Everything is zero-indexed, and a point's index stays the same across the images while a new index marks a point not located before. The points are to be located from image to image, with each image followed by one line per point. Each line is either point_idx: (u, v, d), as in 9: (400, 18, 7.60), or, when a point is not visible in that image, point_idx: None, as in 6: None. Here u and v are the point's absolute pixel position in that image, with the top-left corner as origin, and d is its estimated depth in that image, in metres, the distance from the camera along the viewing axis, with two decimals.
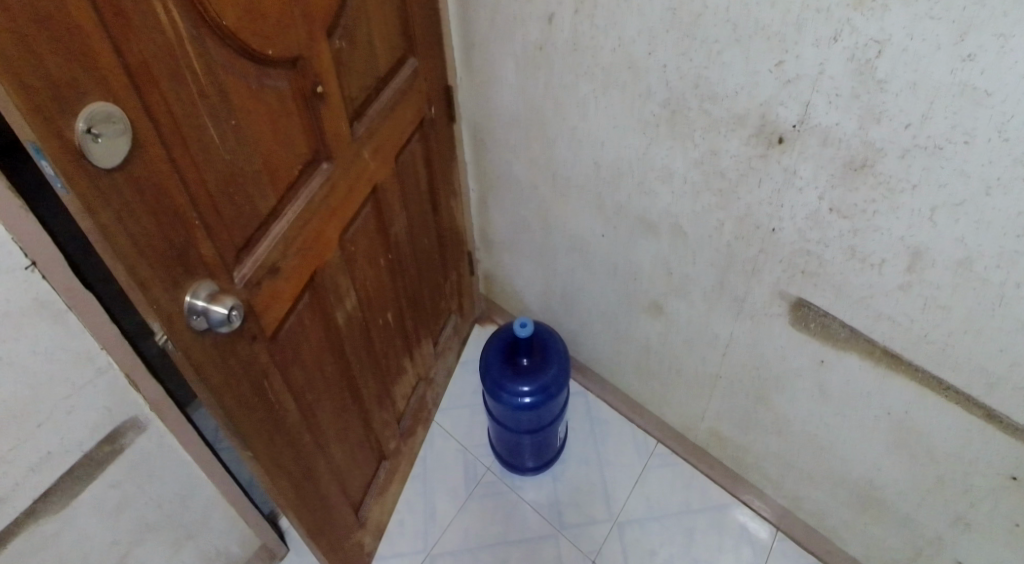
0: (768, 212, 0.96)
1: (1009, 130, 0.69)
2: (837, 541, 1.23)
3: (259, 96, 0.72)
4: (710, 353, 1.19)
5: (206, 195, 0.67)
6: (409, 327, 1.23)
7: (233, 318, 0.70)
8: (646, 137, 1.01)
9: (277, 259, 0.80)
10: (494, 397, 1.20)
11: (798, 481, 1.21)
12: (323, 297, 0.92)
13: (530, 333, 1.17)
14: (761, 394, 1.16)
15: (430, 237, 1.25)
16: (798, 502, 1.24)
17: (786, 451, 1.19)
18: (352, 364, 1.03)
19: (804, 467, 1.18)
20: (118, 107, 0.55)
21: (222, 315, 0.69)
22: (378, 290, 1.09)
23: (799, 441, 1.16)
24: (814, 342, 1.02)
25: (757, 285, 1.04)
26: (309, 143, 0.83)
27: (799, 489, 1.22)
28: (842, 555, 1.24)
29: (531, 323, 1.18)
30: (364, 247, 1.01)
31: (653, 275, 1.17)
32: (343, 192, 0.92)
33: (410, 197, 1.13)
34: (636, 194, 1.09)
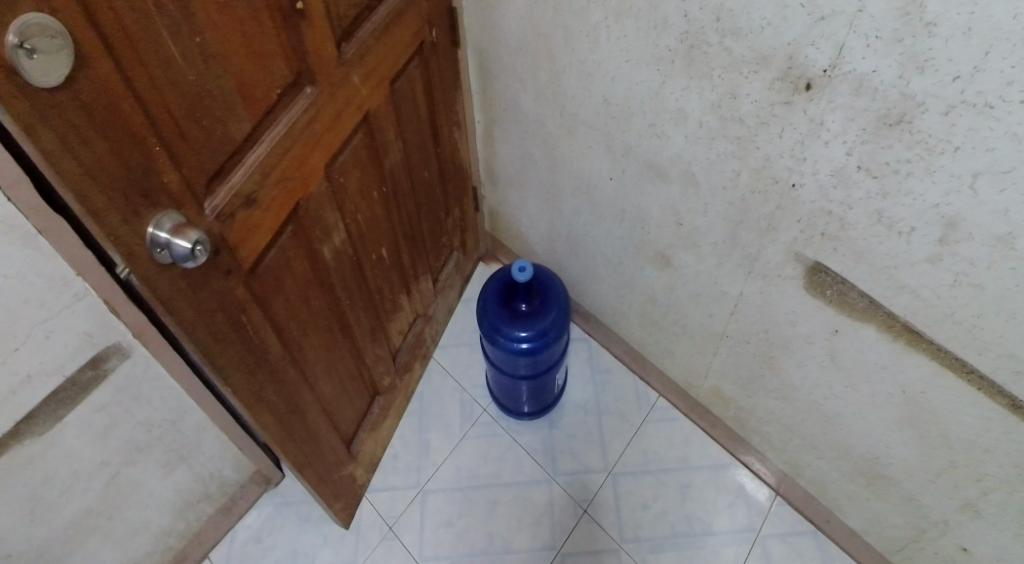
0: (788, 165, 0.87)
1: None
2: (835, 511, 1.18)
3: (228, 11, 0.66)
4: (717, 309, 1.12)
5: (167, 117, 0.63)
6: (406, 263, 1.20)
7: (198, 254, 0.67)
8: (660, 74, 0.92)
9: (253, 189, 0.76)
10: (492, 341, 1.17)
11: (800, 448, 1.16)
12: (308, 230, 0.89)
13: (530, 277, 1.13)
14: (768, 358, 1.10)
15: (432, 170, 1.19)
16: (798, 468, 1.20)
17: (790, 418, 1.14)
18: (341, 298, 1.01)
19: (807, 436, 1.13)
20: (57, 17, 0.50)
21: (186, 250, 0.66)
22: (371, 224, 1.05)
23: (804, 408, 1.10)
24: (829, 309, 0.95)
25: (771, 244, 0.96)
26: (289, 64, 0.77)
27: (801, 456, 1.17)
28: (840, 524, 1.19)
29: (532, 266, 1.13)
30: (355, 178, 0.97)
31: (662, 223, 1.10)
32: (329, 119, 0.87)
33: (409, 127, 1.07)
34: (648, 138, 1.01)
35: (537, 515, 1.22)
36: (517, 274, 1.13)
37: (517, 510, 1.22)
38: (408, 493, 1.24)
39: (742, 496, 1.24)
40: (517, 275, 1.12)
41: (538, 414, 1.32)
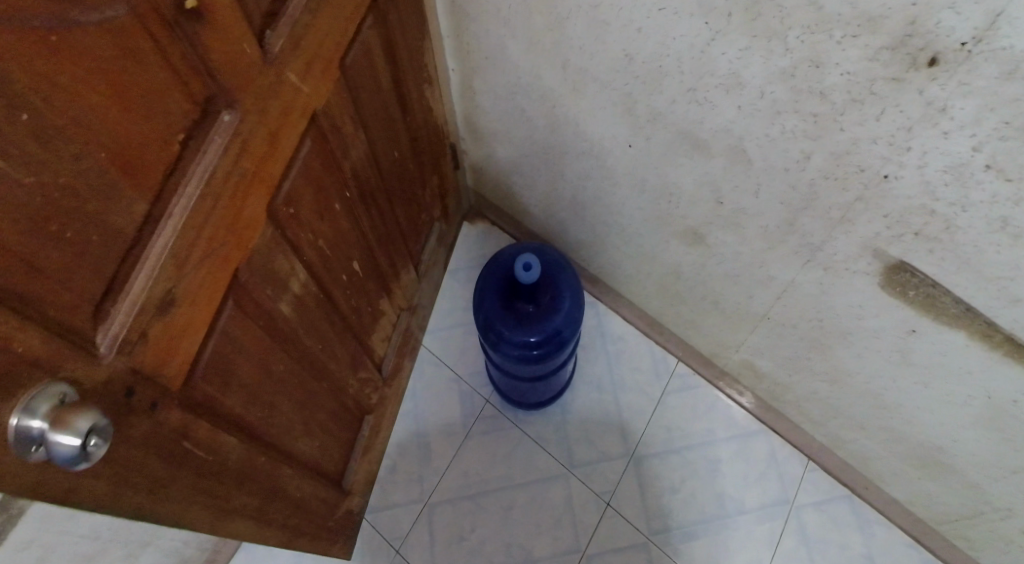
0: (882, 153, 0.62)
1: None
2: (877, 481, 1.04)
3: (66, 51, 0.40)
4: (759, 292, 0.91)
5: (5, 253, 0.39)
6: (380, 264, 0.99)
7: (94, 447, 0.44)
8: (709, 28, 0.67)
9: (170, 285, 0.53)
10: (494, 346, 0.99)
11: (843, 426, 0.99)
12: (256, 291, 0.67)
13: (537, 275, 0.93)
14: (816, 341, 0.89)
15: (399, 146, 0.95)
16: (844, 445, 1.03)
17: (834, 398, 0.95)
18: (309, 345, 0.80)
19: (854, 417, 0.95)
20: None
21: (73, 448, 0.42)
22: (334, 241, 0.82)
23: (853, 391, 0.91)
24: (907, 310, 0.73)
25: (841, 236, 0.73)
26: (189, 93, 0.52)
27: (845, 434, 1.00)
28: (881, 491, 1.05)
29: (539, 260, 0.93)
30: (306, 202, 0.74)
31: (696, 199, 0.87)
32: (263, 144, 0.62)
33: (364, 107, 0.82)
34: (685, 105, 0.77)
35: (555, 517, 1.10)
36: (521, 272, 0.92)
37: (533, 515, 1.10)
38: (413, 508, 1.12)
39: (774, 470, 1.11)
40: (522, 274, 0.92)
41: (546, 405, 1.17)
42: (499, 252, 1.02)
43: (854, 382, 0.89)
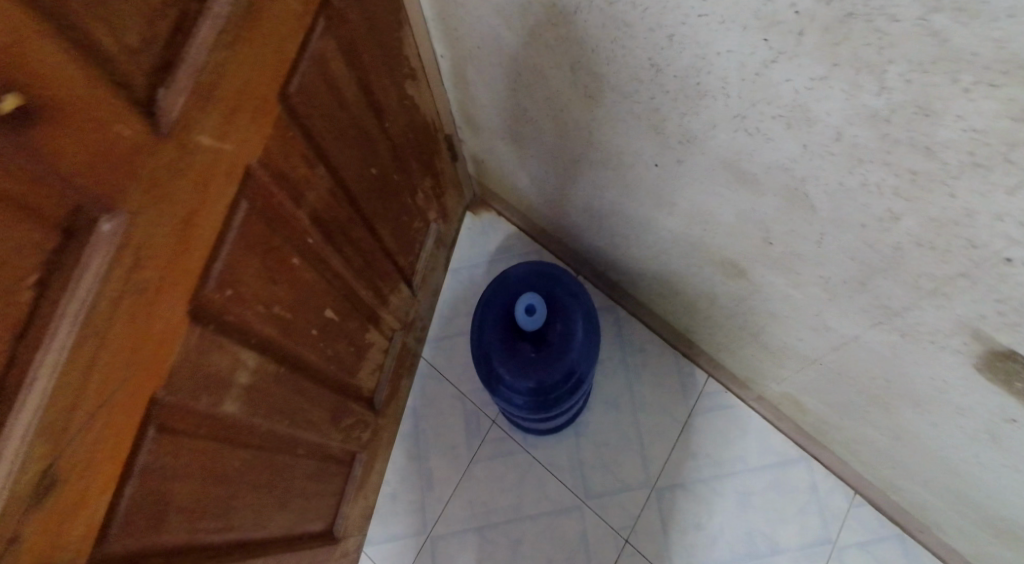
0: (1010, 233, 0.45)
1: None
2: (934, 528, 0.92)
3: None
4: (810, 337, 0.75)
5: None
6: (362, 297, 0.85)
7: None
8: (769, 47, 0.48)
9: (46, 462, 0.41)
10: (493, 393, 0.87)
11: (901, 476, 0.85)
12: (188, 404, 0.54)
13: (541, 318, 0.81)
14: (879, 398, 0.74)
15: (377, 161, 0.78)
16: (897, 489, 0.90)
17: (893, 450, 0.81)
18: (273, 425, 0.68)
19: (916, 473, 0.82)
20: None
21: None
22: (297, 299, 0.68)
23: (919, 452, 0.77)
24: (1009, 398, 0.58)
25: (929, 308, 0.57)
26: (32, 218, 0.38)
27: (902, 483, 0.87)
28: (937, 537, 0.93)
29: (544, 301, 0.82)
30: (250, 275, 0.59)
31: (739, 234, 0.70)
32: (171, 237, 0.47)
33: (323, 136, 0.65)
34: (730, 132, 0.58)
35: (570, 553, 1.01)
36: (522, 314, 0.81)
37: (544, 550, 1.01)
38: (415, 541, 1.03)
39: (814, 503, 0.99)
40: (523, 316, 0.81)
41: (560, 429, 1.06)
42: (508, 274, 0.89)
43: (922, 445, 0.75)
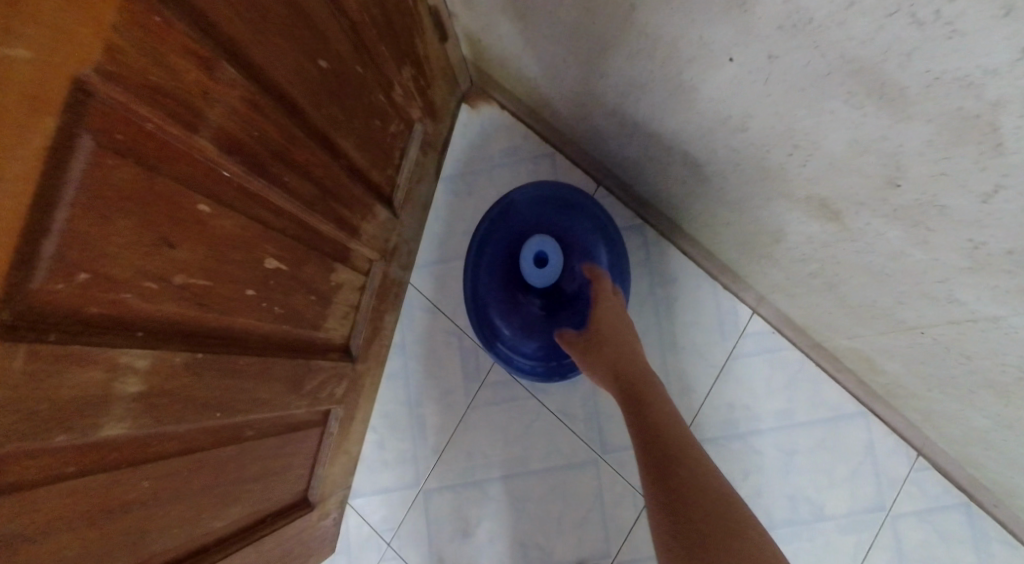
0: None
1: None
2: (1015, 504, 0.77)
3: None
4: (918, 303, 0.56)
5: None
6: (321, 232, 0.65)
7: None
8: None
9: None
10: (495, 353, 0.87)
11: (993, 457, 0.69)
12: (35, 450, 0.36)
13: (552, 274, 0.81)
14: (1002, 385, 0.57)
15: (321, 48, 0.55)
16: (980, 464, 0.75)
17: (996, 434, 0.65)
18: (204, 422, 0.51)
19: (1018, 460, 0.65)
20: None
21: None
22: (215, 257, 0.49)
23: None
24: None
25: None
26: None
27: (992, 463, 0.71)
28: (1016, 513, 0.79)
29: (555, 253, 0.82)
30: (120, 244, 0.39)
31: (846, 169, 0.48)
32: None
33: (221, 17, 0.42)
34: (873, 22, 0.35)
35: (583, 512, 0.89)
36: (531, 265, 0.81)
37: (553, 508, 0.89)
38: (406, 494, 0.91)
39: (870, 467, 0.85)
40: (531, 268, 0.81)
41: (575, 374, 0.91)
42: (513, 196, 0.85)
43: None
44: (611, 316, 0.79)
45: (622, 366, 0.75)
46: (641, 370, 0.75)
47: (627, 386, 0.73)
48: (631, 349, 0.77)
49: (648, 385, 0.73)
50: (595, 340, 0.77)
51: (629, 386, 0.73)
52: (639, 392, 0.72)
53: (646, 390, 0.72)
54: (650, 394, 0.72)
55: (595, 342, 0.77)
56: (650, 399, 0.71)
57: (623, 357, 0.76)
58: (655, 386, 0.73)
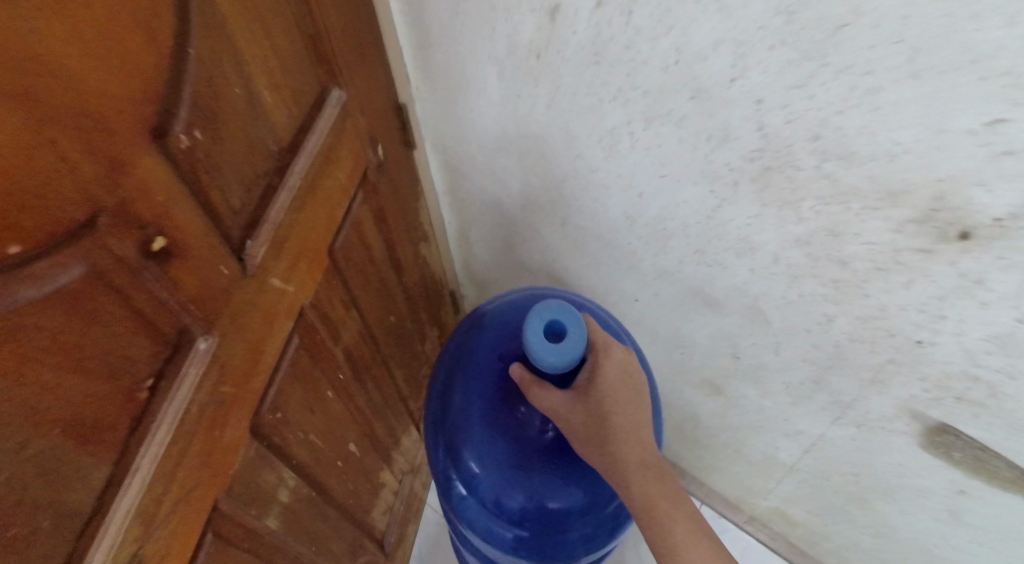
0: (915, 320, 0.59)
1: None
2: None
3: (11, 329, 0.36)
4: (786, 443, 0.85)
5: None
6: (381, 434, 0.93)
7: None
8: (715, 195, 0.65)
9: (137, 547, 0.47)
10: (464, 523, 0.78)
11: None
12: (242, 516, 0.60)
13: (570, 357, 0.65)
14: (856, 497, 0.84)
15: (396, 310, 0.92)
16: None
17: (879, 553, 0.89)
18: (303, 549, 0.73)
19: None
20: None
21: None
22: (331, 427, 0.77)
23: (902, 550, 0.85)
24: (955, 471, 0.68)
25: (874, 395, 0.69)
26: (158, 331, 0.47)
27: None
28: None
29: (577, 328, 0.66)
30: (295, 400, 0.68)
31: (713, 352, 0.83)
32: (246, 362, 0.57)
33: (357, 287, 0.79)
34: (694, 265, 0.74)
35: None
36: (542, 343, 0.65)
37: None
38: None
39: None
40: (543, 345, 0.65)
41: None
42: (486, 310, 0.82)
43: (902, 542, 0.83)
44: (601, 369, 0.66)
45: (631, 457, 0.63)
46: (657, 468, 0.63)
47: (642, 499, 0.61)
48: (633, 420, 0.64)
49: (648, 485, 0.62)
50: (585, 399, 0.65)
51: (653, 503, 0.61)
52: (642, 491, 0.61)
53: (673, 504, 0.61)
54: (661, 499, 0.61)
55: (588, 407, 0.64)
56: (661, 507, 0.61)
57: (626, 481, 0.62)
58: (680, 500, 0.62)
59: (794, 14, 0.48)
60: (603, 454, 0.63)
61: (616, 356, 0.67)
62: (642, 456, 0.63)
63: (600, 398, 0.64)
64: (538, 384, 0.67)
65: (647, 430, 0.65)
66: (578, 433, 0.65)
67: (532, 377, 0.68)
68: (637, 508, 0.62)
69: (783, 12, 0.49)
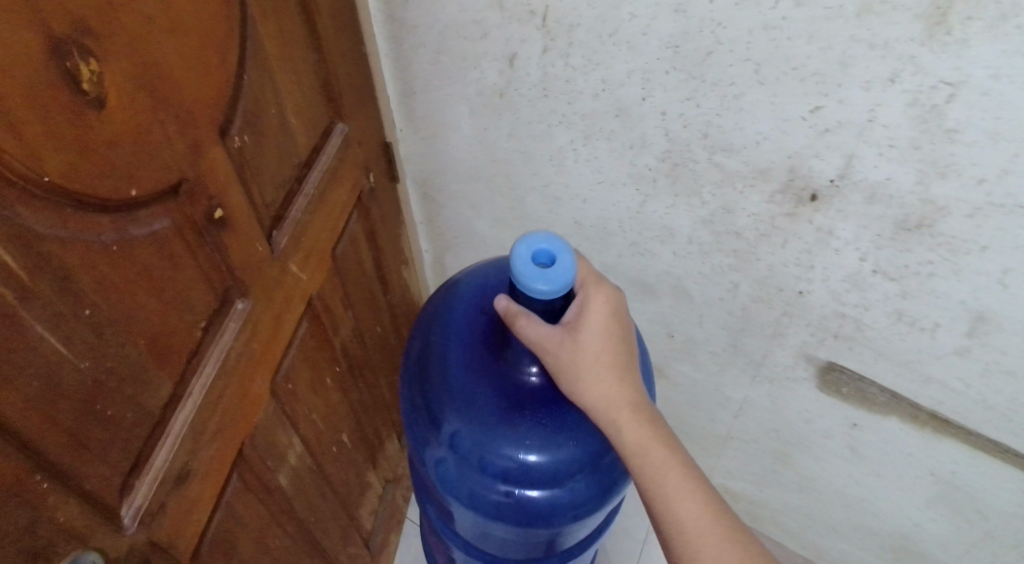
0: (795, 274, 0.79)
1: None
2: None
3: (127, 258, 0.49)
4: (719, 413, 1.04)
5: (53, 428, 0.45)
6: (369, 433, 1.02)
7: None
8: (640, 193, 0.81)
9: (186, 460, 0.58)
10: (448, 489, 0.81)
11: (818, 533, 1.12)
12: (259, 465, 0.71)
13: (561, 281, 0.66)
14: (780, 454, 1.03)
15: (382, 323, 1.02)
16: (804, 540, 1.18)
17: (805, 506, 1.09)
18: (304, 518, 0.82)
19: (825, 521, 1.09)
20: None
21: None
22: (328, 414, 0.87)
23: (822, 498, 1.05)
24: (846, 405, 0.90)
25: (778, 349, 0.88)
26: (212, 286, 0.59)
27: (824, 542, 1.13)
28: None
29: (565, 254, 0.68)
30: (303, 380, 0.79)
31: (652, 335, 0.99)
32: (268, 329, 0.69)
33: (354, 292, 0.90)
34: (630, 256, 0.91)
35: None
36: (531, 268, 0.66)
37: None
38: None
39: None
40: (531, 268, 0.66)
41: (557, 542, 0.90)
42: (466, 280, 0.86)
43: (819, 489, 1.03)
44: (592, 305, 0.71)
45: (623, 401, 0.68)
46: (648, 413, 0.68)
47: (633, 440, 0.67)
48: (620, 359, 0.70)
49: (638, 428, 0.67)
50: (576, 334, 0.69)
51: (644, 446, 0.66)
52: (632, 433, 0.67)
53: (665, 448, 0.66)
54: (653, 443, 0.66)
55: (581, 341, 0.69)
56: (653, 450, 0.66)
57: (614, 421, 0.68)
58: (671, 445, 0.67)
59: (679, 47, 0.65)
60: (596, 396, 0.68)
61: (602, 298, 0.71)
62: (630, 398, 0.69)
63: (589, 334, 0.69)
64: (525, 316, 0.69)
65: (635, 373, 0.71)
66: (567, 373, 0.69)
67: (520, 309, 0.69)
68: (628, 450, 0.67)
69: (671, 46, 0.65)
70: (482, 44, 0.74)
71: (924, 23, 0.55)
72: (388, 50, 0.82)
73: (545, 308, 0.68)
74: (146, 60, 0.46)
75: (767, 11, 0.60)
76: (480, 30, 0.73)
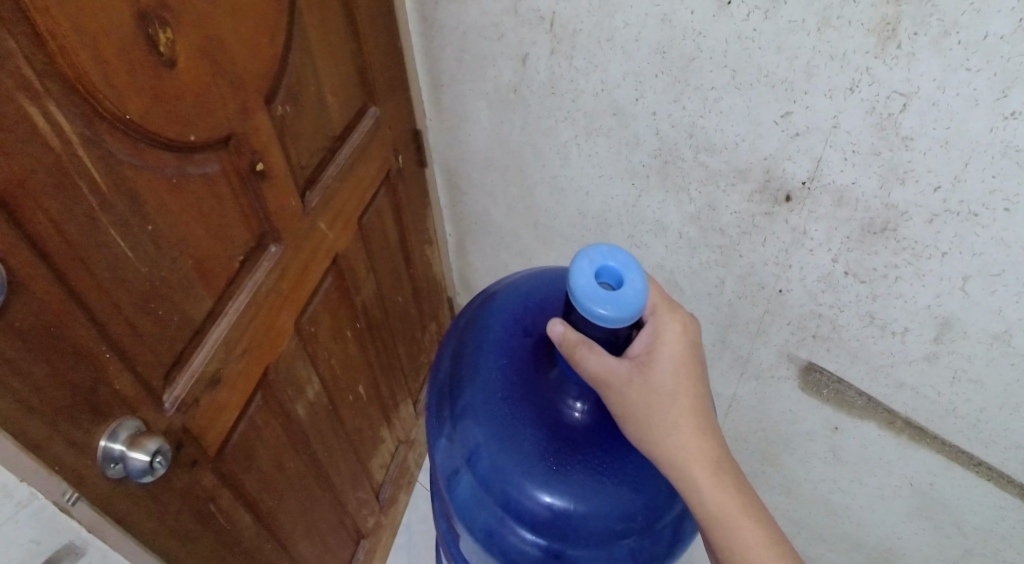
0: (773, 272, 0.85)
1: (1015, 198, 0.64)
2: None
3: (183, 191, 0.62)
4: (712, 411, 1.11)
5: (118, 316, 0.57)
6: (383, 392, 1.13)
7: (156, 465, 0.62)
8: (635, 187, 0.90)
9: (217, 369, 0.71)
10: (478, 530, 0.79)
11: (809, 541, 1.17)
12: (279, 391, 0.83)
13: (626, 304, 0.62)
14: (768, 454, 1.10)
15: (402, 293, 1.14)
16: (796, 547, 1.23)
17: (794, 511, 1.15)
18: (317, 451, 0.94)
19: (813, 526, 1.14)
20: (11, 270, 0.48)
21: (143, 462, 0.61)
22: (346, 363, 0.99)
23: (809, 501, 1.10)
24: (826, 407, 0.94)
25: (762, 346, 0.94)
26: (250, 227, 0.72)
27: (813, 549, 1.18)
28: None
29: (631, 274, 0.64)
30: (323, 326, 0.90)
31: None
32: (296, 273, 0.81)
33: (377, 259, 1.02)
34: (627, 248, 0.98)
35: None
36: (594, 289, 0.63)
37: None
38: None
39: None
40: (595, 289, 0.63)
41: None
42: (517, 299, 0.85)
43: (806, 492, 1.09)
44: (661, 339, 0.67)
45: (700, 454, 0.64)
46: (726, 468, 0.64)
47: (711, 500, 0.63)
48: (695, 402, 0.66)
49: (717, 487, 0.63)
50: (646, 371, 0.65)
51: (723, 509, 0.63)
52: (711, 492, 0.63)
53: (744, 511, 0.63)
54: (730, 505, 0.63)
55: (650, 381, 0.65)
56: (731, 514, 0.63)
57: (690, 477, 0.64)
58: (751, 508, 0.64)
59: (666, 53, 0.74)
60: (671, 446, 0.64)
61: (675, 335, 0.67)
62: (708, 452, 0.65)
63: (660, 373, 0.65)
64: (586, 345, 0.65)
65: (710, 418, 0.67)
66: (639, 419, 0.65)
67: (580, 336, 0.65)
68: (705, 510, 0.64)
69: (659, 52, 0.74)
70: (500, 45, 0.85)
71: (877, 37, 0.62)
72: (421, 48, 0.94)
73: (607, 331, 0.64)
74: (210, 33, 0.59)
75: (740, 23, 0.68)
76: (497, 32, 0.84)
